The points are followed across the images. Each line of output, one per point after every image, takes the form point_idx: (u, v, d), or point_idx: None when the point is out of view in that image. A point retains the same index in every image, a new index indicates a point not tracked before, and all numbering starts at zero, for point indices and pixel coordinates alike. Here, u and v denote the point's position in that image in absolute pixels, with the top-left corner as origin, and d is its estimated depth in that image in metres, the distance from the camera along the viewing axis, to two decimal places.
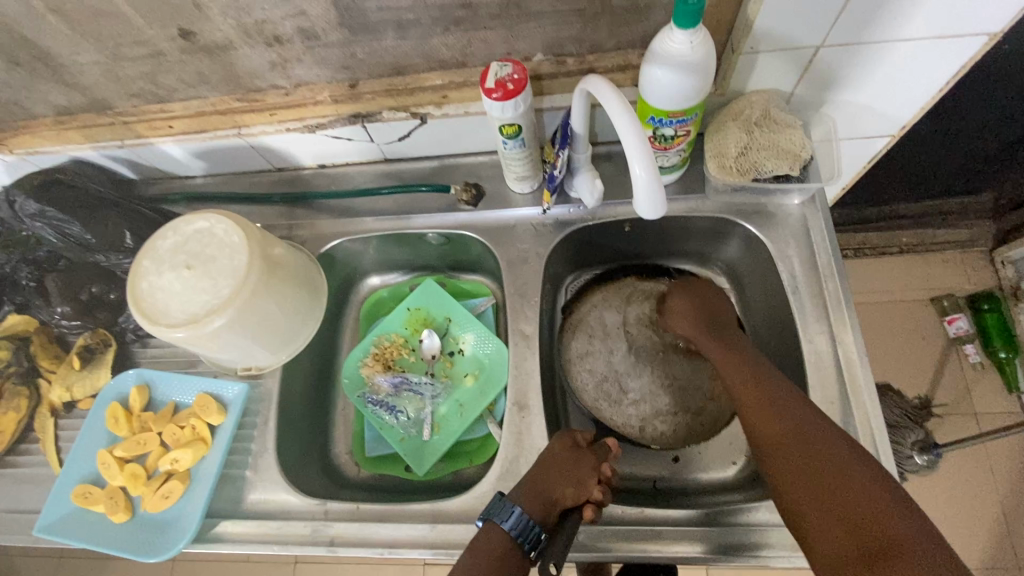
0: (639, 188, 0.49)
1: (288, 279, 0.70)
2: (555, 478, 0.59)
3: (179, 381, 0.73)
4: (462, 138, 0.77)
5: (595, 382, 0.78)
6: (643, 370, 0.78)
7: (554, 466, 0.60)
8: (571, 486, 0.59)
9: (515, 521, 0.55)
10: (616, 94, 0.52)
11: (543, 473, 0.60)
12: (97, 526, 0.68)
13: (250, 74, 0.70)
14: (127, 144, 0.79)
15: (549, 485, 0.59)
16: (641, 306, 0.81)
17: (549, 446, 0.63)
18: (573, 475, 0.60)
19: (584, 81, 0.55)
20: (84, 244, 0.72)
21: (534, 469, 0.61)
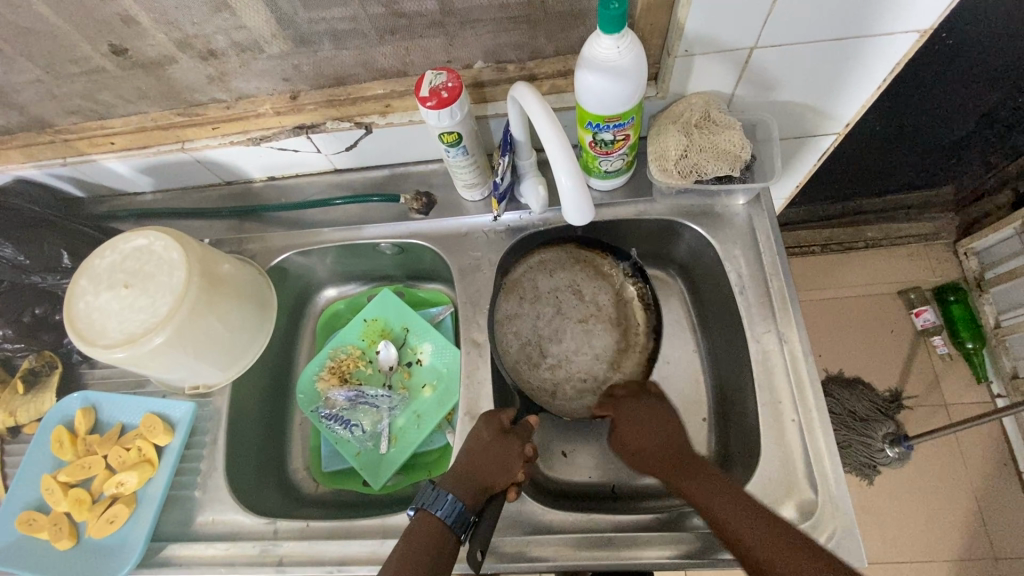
0: (567, 197, 0.52)
1: (233, 295, 0.69)
2: (482, 462, 0.60)
3: (125, 401, 0.72)
4: (410, 146, 0.77)
5: (518, 347, 0.76)
6: (564, 338, 0.77)
7: (482, 450, 0.61)
8: (496, 470, 0.60)
9: (446, 507, 0.56)
10: (537, 99, 0.53)
11: (470, 457, 0.61)
12: (40, 554, 0.66)
13: (189, 88, 0.69)
14: (70, 162, 0.77)
15: (479, 471, 0.60)
16: (573, 275, 0.78)
17: (476, 430, 0.64)
18: (499, 457, 0.61)
19: (512, 91, 0.56)
20: (18, 266, 0.70)
21: (466, 457, 0.61)
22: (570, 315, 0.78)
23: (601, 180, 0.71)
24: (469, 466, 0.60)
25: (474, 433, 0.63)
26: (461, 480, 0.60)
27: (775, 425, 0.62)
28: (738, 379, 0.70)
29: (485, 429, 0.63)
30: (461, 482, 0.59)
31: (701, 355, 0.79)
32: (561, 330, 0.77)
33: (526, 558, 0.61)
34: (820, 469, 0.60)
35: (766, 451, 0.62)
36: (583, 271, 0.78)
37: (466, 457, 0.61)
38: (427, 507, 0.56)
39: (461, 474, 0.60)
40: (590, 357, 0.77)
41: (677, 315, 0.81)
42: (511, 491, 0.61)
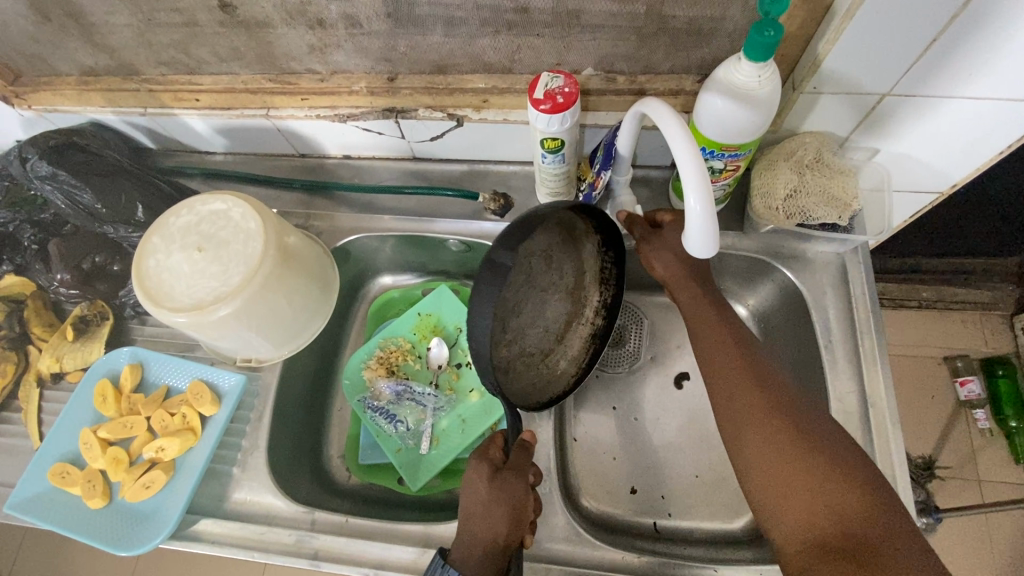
0: (694, 222, 0.46)
1: (301, 272, 0.67)
2: (484, 520, 0.55)
3: (173, 364, 0.70)
4: (496, 145, 0.74)
5: (520, 339, 0.64)
6: (525, 309, 0.64)
7: (487, 512, 0.56)
8: (507, 524, 0.55)
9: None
10: (673, 116, 0.49)
11: (470, 518, 0.56)
12: (69, 509, 0.64)
13: (287, 56, 0.67)
14: (149, 113, 0.75)
15: (481, 535, 0.55)
16: (553, 241, 0.62)
17: (472, 483, 0.58)
18: (501, 515, 0.56)
19: (639, 104, 0.52)
20: (92, 213, 0.68)
21: (466, 519, 0.56)
22: (545, 286, 0.65)
23: (675, 199, 0.71)
24: (472, 529, 0.56)
25: (471, 486, 0.58)
26: (463, 546, 0.56)
27: None
28: None
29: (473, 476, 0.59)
30: (471, 548, 0.55)
31: None
32: (526, 299, 0.64)
33: None
34: None
35: None
36: (562, 238, 0.62)
37: (468, 522, 0.56)
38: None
39: (463, 541, 0.56)
40: (558, 334, 0.68)
41: None
42: (528, 539, 0.58)
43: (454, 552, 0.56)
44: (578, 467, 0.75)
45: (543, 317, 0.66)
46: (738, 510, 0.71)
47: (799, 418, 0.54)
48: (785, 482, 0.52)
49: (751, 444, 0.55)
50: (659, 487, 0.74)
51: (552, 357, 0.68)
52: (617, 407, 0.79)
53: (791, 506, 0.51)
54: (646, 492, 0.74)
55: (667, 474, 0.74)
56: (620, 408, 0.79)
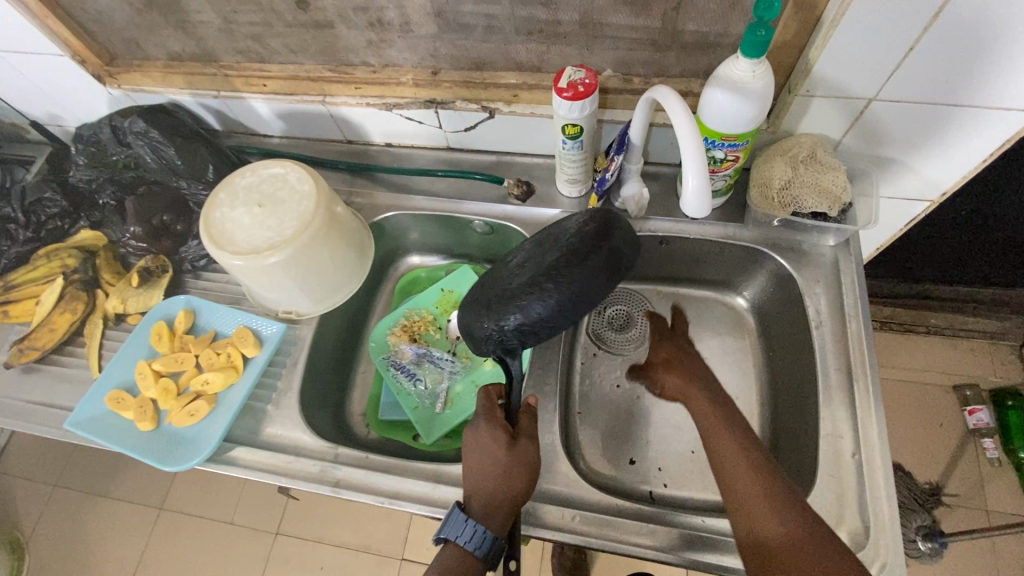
0: (688, 197, 0.55)
1: (342, 235, 0.75)
2: (502, 475, 0.60)
3: (222, 312, 0.78)
4: (523, 137, 0.83)
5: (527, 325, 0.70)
6: None
7: (507, 468, 0.60)
8: (523, 478, 0.61)
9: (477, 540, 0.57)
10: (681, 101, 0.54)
11: (490, 475, 0.61)
12: (121, 431, 0.71)
13: (347, 49, 0.78)
14: (221, 96, 0.86)
15: (499, 488, 0.60)
16: None
17: (492, 446, 0.62)
18: (520, 470, 0.61)
19: (651, 90, 0.58)
20: (172, 169, 0.78)
21: (483, 475, 0.60)
22: None
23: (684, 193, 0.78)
24: (490, 483, 0.60)
25: (491, 446, 0.62)
26: (483, 499, 0.60)
27: (832, 458, 0.62)
28: (801, 410, 0.71)
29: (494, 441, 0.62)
30: (489, 500, 0.59)
31: (760, 386, 0.80)
32: None
33: (571, 531, 0.63)
34: (874, 509, 0.59)
35: (821, 481, 0.61)
36: None
37: (489, 479, 0.60)
38: (459, 542, 0.58)
39: (484, 497, 0.60)
40: None
41: (741, 345, 0.84)
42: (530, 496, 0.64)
43: (468, 505, 0.60)
44: (581, 436, 0.80)
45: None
46: None
47: (801, 505, 0.55)
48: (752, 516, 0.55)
49: (755, 523, 0.55)
50: (655, 460, 0.78)
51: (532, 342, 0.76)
52: (621, 384, 0.84)
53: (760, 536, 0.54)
54: (643, 463, 0.78)
55: (665, 448, 0.79)
56: (623, 386, 0.84)
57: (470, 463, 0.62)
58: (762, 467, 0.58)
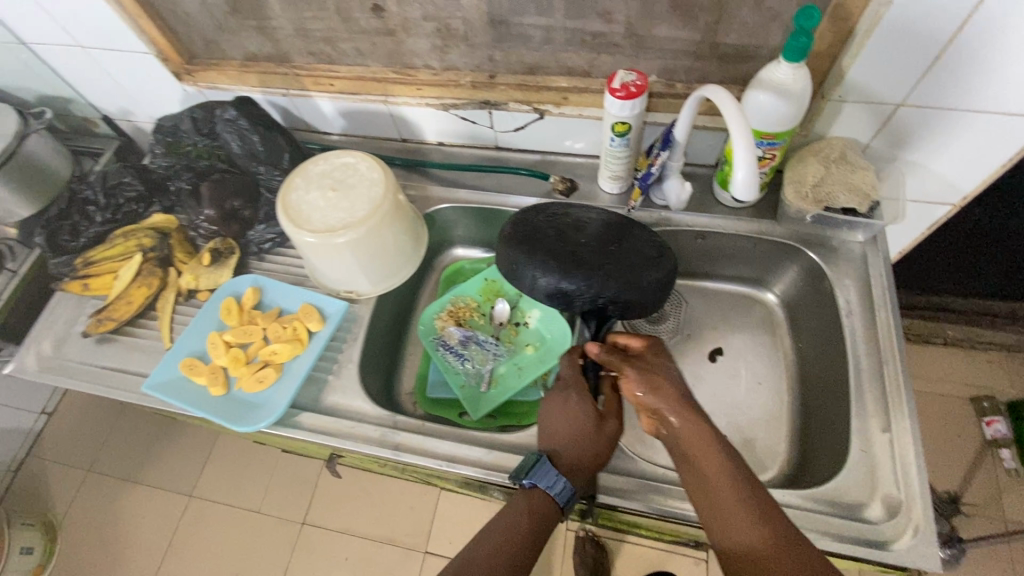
0: (739, 185, 0.58)
1: (402, 222, 0.81)
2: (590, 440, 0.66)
3: (287, 290, 0.84)
4: (568, 137, 0.89)
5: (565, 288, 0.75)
6: None
7: (599, 438, 0.66)
8: (607, 448, 0.66)
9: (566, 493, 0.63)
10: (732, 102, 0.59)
11: (581, 440, 0.66)
12: (193, 395, 0.77)
13: (412, 52, 0.85)
14: (290, 94, 0.93)
15: (585, 452, 0.65)
16: None
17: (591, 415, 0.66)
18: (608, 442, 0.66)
19: (702, 89, 0.64)
20: (253, 154, 0.85)
21: (579, 438, 0.65)
22: None
23: (719, 191, 0.83)
24: (581, 445, 0.65)
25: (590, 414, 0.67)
26: (572, 457, 0.65)
27: (864, 435, 0.66)
28: (831, 394, 0.75)
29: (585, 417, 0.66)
30: (576, 461, 0.65)
31: (790, 375, 0.85)
32: None
33: (615, 492, 0.69)
34: (905, 481, 0.63)
35: (854, 455, 0.65)
36: None
37: (582, 443, 0.65)
38: (551, 492, 0.63)
39: (572, 469, 0.65)
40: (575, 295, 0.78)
41: (770, 337, 0.89)
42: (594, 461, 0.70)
43: (558, 459, 0.65)
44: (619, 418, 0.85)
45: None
46: (764, 466, 0.79)
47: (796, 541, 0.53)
48: (743, 544, 0.53)
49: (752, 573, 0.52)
50: None
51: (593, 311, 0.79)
52: None
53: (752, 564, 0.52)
54: None
55: None
56: None
57: (564, 426, 0.67)
58: (747, 507, 0.54)
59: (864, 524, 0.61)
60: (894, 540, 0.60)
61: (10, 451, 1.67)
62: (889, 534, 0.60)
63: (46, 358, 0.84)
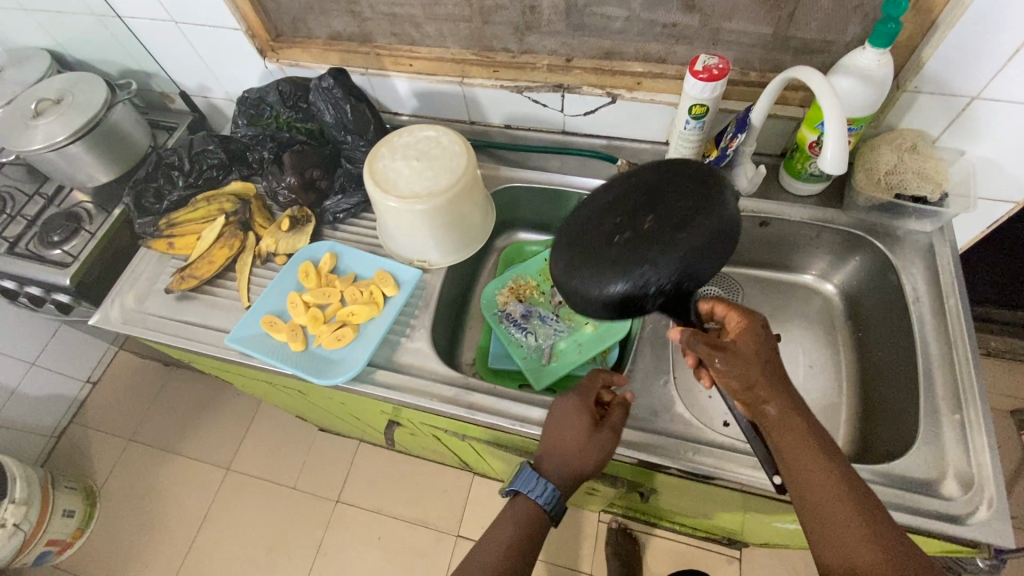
0: (828, 155, 0.62)
1: (479, 194, 0.85)
2: (574, 451, 0.67)
3: (363, 256, 0.88)
4: (636, 124, 0.92)
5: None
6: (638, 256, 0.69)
7: (584, 448, 0.67)
8: (597, 460, 0.68)
9: (548, 495, 0.69)
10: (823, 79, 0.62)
11: (569, 449, 0.68)
12: (274, 349, 0.80)
13: (493, 35, 0.89)
14: (369, 73, 0.97)
15: (572, 462, 0.68)
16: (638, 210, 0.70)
17: (575, 430, 0.67)
18: (594, 456, 0.67)
19: (790, 69, 0.67)
20: (342, 124, 0.90)
21: (566, 451, 0.68)
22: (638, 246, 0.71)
23: (786, 179, 0.85)
24: (568, 455, 0.68)
25: (574, 429, 0.68)
26: (558, 465, 0.69)
27: (934, 415, 0.68)
28: (895, 380, 0.76)
29: (577, 424, 0.68)
30: (562, 471, 0.69)
31: (848, 364, 0.86)
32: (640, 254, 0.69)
33: (685, 458, 0.70)
34: (977, 460, 0.64)
35: (924, 434, 0.66)
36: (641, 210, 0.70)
37: (569, 454, 0.68)
38: (533, 496, 0.70)
39: (565, 470, 0.68)
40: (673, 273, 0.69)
41: (827, 327, 0.91)
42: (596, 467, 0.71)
43: (545, 470, 0.69)
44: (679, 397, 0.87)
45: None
46: None
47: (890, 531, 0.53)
48: (841, 538, 0.53)
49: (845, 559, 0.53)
50: None
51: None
52: None
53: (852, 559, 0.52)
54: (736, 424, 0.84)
55: None
56: None
57: (557, 436, 0.69)
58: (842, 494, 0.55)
59: (937, 499, 0.62)
60: (969, 514, 0.61)
61: (55, 418, 1.68)
62: (964, 509, 0.61)
63: (130, 311, 0.88)
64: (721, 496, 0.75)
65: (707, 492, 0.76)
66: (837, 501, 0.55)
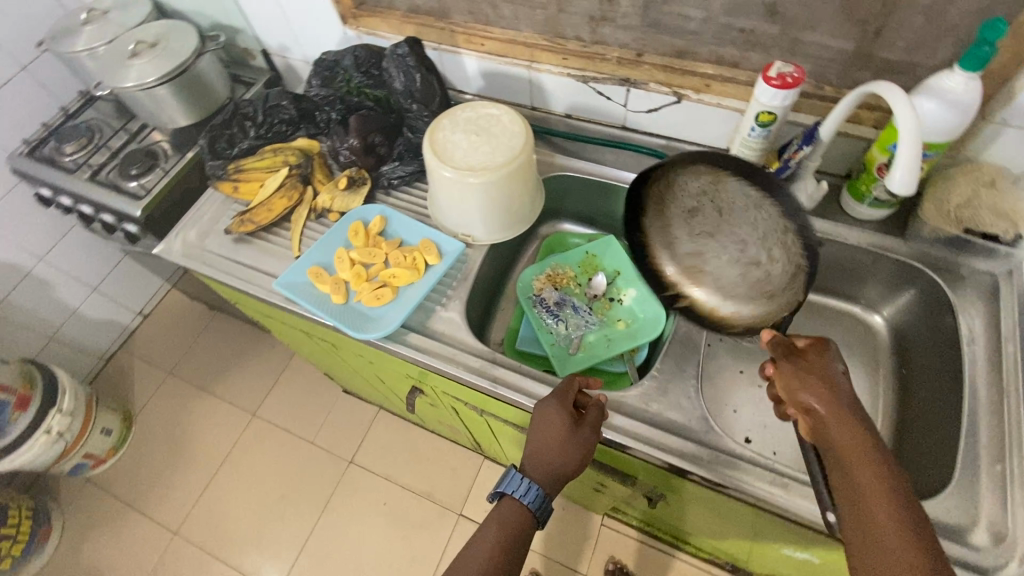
0: (899, 171, 0.58)
1: (531, 176, 0.85)
2: (556, 448, 0.68)
3: (411, 224, 0.90)
4: (699, 127, 0.91)
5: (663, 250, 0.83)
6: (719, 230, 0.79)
7: (563, 445, 0.68)
8: (575, 459, 0.68)
9: (532, 496, 0.68)
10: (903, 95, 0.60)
11: (551, 448, 0.69)
12: (317, 299, 0.83)
13: (568, 22, 0.89)
14: (441, 47, 0.99)
15: (553, 460, 0.69)
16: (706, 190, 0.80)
17: (555, 426, 0.69)
18: (574, 453, 0.68)
19: (867, 84, 0.66)
20: (409, 93, 0.93)
21: (547, 448, 0.69)
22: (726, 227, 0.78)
23: (847, 201, 0.83)
24: (549, 452, 0.69)
25: (555, 426, 0.69)
26: (539, 464, 0.69)
27: (974, 461, 0.64)
28: (937, 421, 0.73)
29: (559, 421, 0.69)
30: (543, 470, 0.69)
31: (887, 400, 0.83)
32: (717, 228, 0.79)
33: (700, 463, 0.70)
34: (1016, 514, 0.60)
35: (960, 479, 0.63)
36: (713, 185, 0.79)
37: (549, 450, 0.69)
38: (516, 497, 0.69)
39: (541, 470, 0.69)
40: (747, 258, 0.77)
41: (870, 360, 0.87)
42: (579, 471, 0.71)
43: (527, 468, 0.70)
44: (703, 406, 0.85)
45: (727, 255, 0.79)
46: None
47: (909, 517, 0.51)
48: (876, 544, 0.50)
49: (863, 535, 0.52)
50: (771, 444, 0.82)
51: (737, 309, 0.77)
52: (744, 370, 0.89)
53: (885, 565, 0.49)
54: (759, 443, 0.82)
55: (781, 435, 0.83)
56: (746, 372, 0.88)
57: (539, 434, 0.70)
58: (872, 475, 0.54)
59: (964, 547, 0.59)
60: (999, 568, 0.58)
61: (107, 342, 1.79)
62: (993, 561, 0.58)
63: (190, 245, 0.94)
64: (728, 508, 0.74)
65: (719, 503, 0.74)
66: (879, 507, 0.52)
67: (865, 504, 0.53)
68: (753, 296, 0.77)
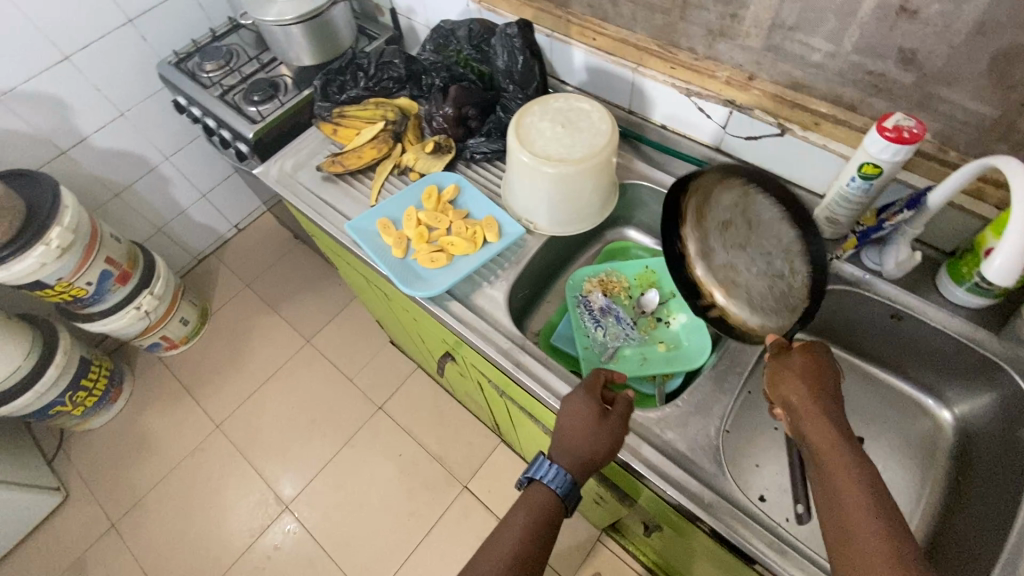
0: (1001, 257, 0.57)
1: (607, 176, 0.85)
2: (583, 436, 0.68)
3: (481, 200, 0.93)
4: (797, 166, 0.86)
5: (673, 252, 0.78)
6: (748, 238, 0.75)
7: (590, 434, 0.68)
8: (603, 450, 0.68)
9: (561, 481, 0.70)
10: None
11: (578, 438, 0.68)
12: (381, 248, 0.89)
13: (683, 32, 0.87)
14: (553, 36, 1.01)
15: (579, 447, 0.68)
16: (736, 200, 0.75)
17: (584, 413, 0.69)
18: (603, 444, 0.68)
19: (992, 157, 0.59)
20: (510, 72, 0.96)
21: (575, 437, 0.69)
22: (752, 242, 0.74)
23: (944, 280, 0.75)
24: (576, 441, 0.69)
25: (581, 413, 0.69)
26: (566, 453, 0.70)
27: None
28: (979, 539, 0.65)
29: (585, 412, 0.69)
30: (571, 457, 0.69)
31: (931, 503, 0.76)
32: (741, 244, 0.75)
33: (699, 504, 0.67)
34: None
35: None
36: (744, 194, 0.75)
37: (575, 438, 0.69)
38: (545, 483, 0.71)
39: (577, 457, 0.69)
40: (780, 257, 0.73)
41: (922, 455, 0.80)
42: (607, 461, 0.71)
43: (556, 456, 0.71)
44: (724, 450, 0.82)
45: (743, 270, 0.75)
46: None
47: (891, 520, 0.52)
48: (843, 535, 0.53)
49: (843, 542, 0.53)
50: (785, 510, 0.78)
51: (763, 320, 0.73)
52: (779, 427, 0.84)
53: (856, 560, 0.51)
54: (773, 504, 0.78)
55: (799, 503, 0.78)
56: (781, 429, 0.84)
57: (564, 422, 0.70)
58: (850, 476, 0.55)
59: None
60: None
61: (204, 245, 2.00)
62: None
63: (284, 173, 1.02)
64: (719, 558, 0.71)
65: (711, 550, 0.71)
66: (848, 497, 0.54)
67: (835, 492, 0.55)
68: (776, 310, 0.73)
